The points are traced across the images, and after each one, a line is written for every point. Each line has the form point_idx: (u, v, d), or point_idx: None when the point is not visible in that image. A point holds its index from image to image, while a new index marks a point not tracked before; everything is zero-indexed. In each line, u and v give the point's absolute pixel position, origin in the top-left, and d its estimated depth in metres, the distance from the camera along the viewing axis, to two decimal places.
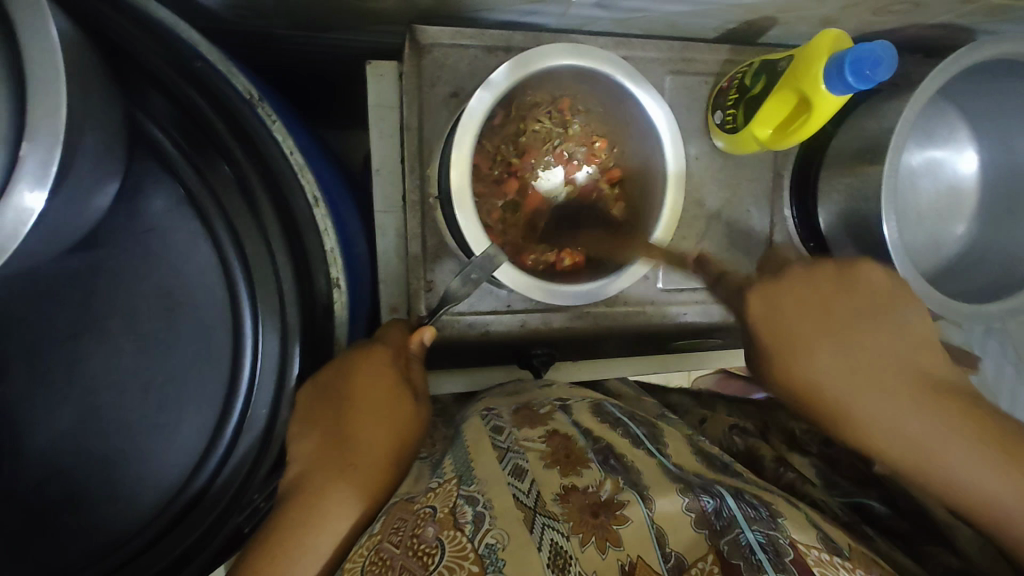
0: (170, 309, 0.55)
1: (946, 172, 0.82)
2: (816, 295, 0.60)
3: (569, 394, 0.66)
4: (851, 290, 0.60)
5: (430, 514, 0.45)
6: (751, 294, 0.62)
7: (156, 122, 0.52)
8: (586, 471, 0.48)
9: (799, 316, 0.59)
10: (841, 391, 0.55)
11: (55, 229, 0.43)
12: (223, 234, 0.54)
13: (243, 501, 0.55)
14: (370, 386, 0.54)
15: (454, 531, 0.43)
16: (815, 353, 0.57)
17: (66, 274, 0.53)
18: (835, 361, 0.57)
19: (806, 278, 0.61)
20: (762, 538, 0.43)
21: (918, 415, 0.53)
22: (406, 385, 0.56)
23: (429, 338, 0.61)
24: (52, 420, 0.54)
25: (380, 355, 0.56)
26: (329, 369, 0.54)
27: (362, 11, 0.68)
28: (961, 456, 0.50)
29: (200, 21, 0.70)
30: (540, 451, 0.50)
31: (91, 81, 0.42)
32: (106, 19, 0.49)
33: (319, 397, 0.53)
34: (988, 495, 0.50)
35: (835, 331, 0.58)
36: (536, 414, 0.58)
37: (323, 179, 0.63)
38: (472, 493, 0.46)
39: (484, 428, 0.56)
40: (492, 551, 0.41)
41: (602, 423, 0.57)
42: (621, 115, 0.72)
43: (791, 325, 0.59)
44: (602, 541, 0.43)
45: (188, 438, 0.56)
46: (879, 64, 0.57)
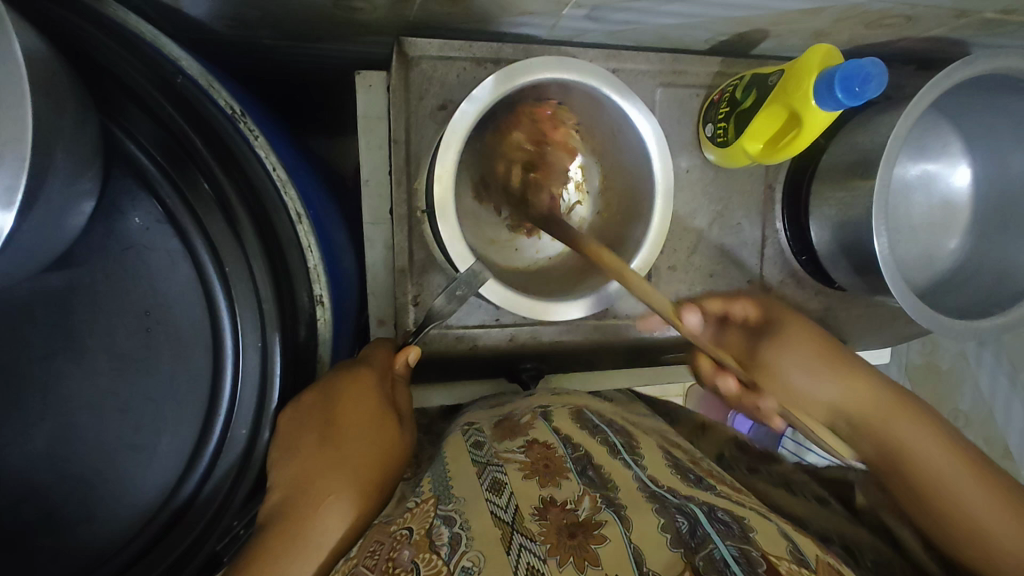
0: (149, 327, 0.54)
1: (939, 186, 0.82)
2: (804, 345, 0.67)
3: (549, 400, 0.65)
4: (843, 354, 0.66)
5: (406, 536, 0.44)
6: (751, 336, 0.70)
7: (134, 139, 0.51)
8: (565, 484, 0.48)
9: (788, 343, 0.68)
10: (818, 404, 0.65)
11: (26, 249, 0.42)
12: (202, 252, 0.53)
13: (221, 526, 0.54)
14: (354, 409, 0.53)
15: (429, 554, 0.42)
16: (790, 366, 0.67)
17: (42, 292, 0.52)
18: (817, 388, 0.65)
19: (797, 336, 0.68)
20: (736, 552, 0.42)
21: (919, 430, 0.58)
22: (391, 409, 0.56)
23: (415, 356, 0.61)
24: (28, 440, 0.53)
25: (367, 377, 0.56)
26: (312, 390, 0.54)
27: (348, 22, 0.68)
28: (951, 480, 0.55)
29: (186, 33, 0.70)
30: (518, 463, 0.50)
31: (65, 99, 0.42)
32: (83, 34, 0.48)
33: (298, 420, 0.52)
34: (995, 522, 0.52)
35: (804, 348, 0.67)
36: (517, 424, 0.58)
37: (308, 194, 0.63)
38: (449, 513, 0.45)
39: (464, 443, 0.56)
40: (466, 573, 0.39)
41: (580, 430, 0.57)
42: (612, 130, 0.71)
43: (780, 347, 0.68)
44: (581, 561, 0.41)
45: (165, 457, 0.55)
46: (868, 81, 0.57)
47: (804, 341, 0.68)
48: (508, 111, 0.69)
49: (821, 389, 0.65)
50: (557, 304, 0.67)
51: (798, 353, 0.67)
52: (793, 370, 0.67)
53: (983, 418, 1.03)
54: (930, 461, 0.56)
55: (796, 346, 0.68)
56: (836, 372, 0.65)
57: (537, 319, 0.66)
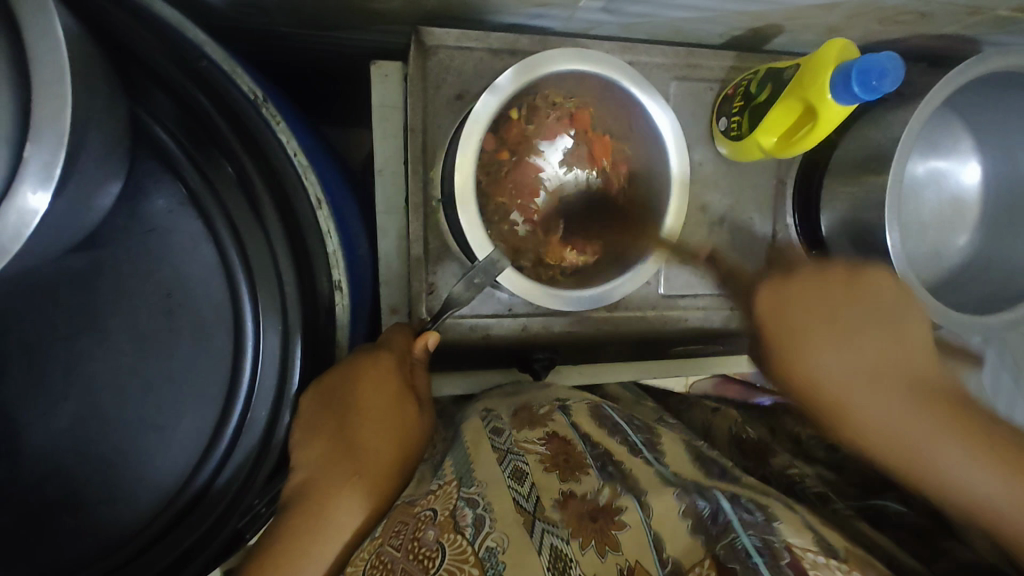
0: (171, 310, 0.55)
1: (949, 183, 0.82)
2: (830, 291, 0.64)
3: (567, 394, 0.66)
4: (867, 301, 0.63)
5: (430, 517, 0.44)
6: (761, 295, 0.66)
7: (159, 121, 0.52)
8: (586, 478, 0.48)
9: (810, 323, 0.62)
10: (833, 386, 0.60)
11: (57, 227, 0.42)
12: (224, 234, 0.54)
13: (241, 505, 0.54)
14: (377, 396, 0.53)
15: (454, 534, 0.42)
16: (829, 362, 0.61)
17: (66, 273, 0.53)
18: (844, 365, 0.60)
19: (817, 296, 0.63)
20: (758, 542, 0.43)
21: (962, 452, 0.54)
22: (411, 392, 0.56)
23: (433, 341, 0.61)
24: (50, 419, 0.54)
25: (387, 364, 0.55)
26: (336, 372, 0.54)
27: (367, 11, 0.68)
28: (952, 456, 0.54)
29: (204, 18, 0.70)
30: (539, 456, 0.50)
31: (95, 79, 0.42)
32: (111, 17, 0.49)
33: (321, 408, 0.53)
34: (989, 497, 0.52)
35: (853, 333, 0.62)
36: (536, 415, 0.58)
37: (325, 180, 0.63)
38: (472, 497, 0.46)
39: (483, 429, 0.56)
40: (492, 555, 0.41)
41: (601, 427, 0.57)
42: (629, 120, 0.71)
43: (800, 331, 0.62)
44: (601, 545, 0.43)
45: (186, 439, 0.56)
46: (886, 75, 0.57)
47: (824, 323, 0.62)
48: (528, 100, 0.69)
49: (865, 380, 0.59)
50: (573, 295, 0.67)
51: (837, 354, 0.61)
52: (837, 365, 0.60)
53: None
54: (874, 415, 0.58)
55: (823, 331, 0.62)
56: (885, 385, 0.58)
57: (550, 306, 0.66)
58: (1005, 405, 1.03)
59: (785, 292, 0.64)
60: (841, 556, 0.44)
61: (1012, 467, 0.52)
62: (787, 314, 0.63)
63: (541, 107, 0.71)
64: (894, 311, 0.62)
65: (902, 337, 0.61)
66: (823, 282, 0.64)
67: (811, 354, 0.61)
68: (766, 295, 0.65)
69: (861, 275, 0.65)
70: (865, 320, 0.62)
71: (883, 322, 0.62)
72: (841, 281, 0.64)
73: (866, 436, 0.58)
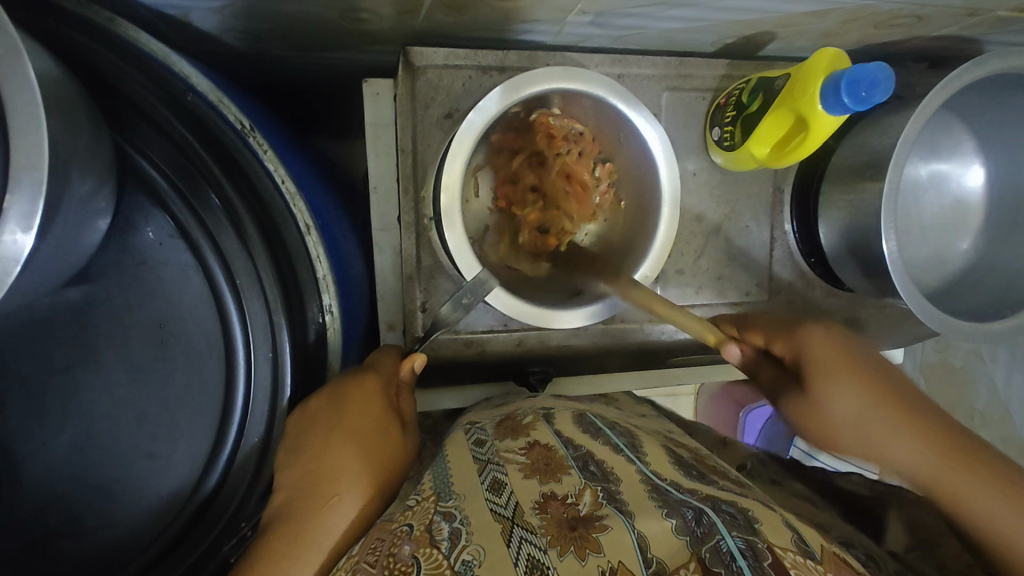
0: (163, 340, 0.56)
1: (951, 186, 0.81)
2: (834, 344, 0.57)
3: (554, 403, 0.66)
4: (840, 342, 0.57)
5: (406, 533, 0.44)
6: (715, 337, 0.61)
7: (146, 156, 0.53)
8: (566, 478, 0.48)
9: (823, 354, 0.56)
10: (843, 424, 0.54)
11: (45, 267, 0.43)
12: (214, 266, 0.55)
13: (232, 528, 0.56)
14: (364, 416, 0.55)
15: (430, 548, 0.42)
16: (846, 407, 0.54)
17: (60, 307, 0.54)
18: (845, 403, 0.54)
19: (840, 342, 0.57)
20: (742, 544, 0.42)
21: (997, 499, 0.50)
22: (394, 414, 0.57)
23: (421, 364, 0.63)
24: (49, 450, 0.55)
25: (372, 386, 0.57)
26: (320, 397, 0.55)
27: (352, 31, 0.69)
28: (971, 489, 0.51)
29: (196, 46, 0.71)
30: (518, 463, 0.50)
31: (79, 119, 0.43)
32: (95, 56, 0.50)
33: (302, 432, 0.53)
34: (993, 523, 0.50)
35: (844, 365, 0.55)
36: (518, 424, 0.59)
37: (316, 204, 0.63)
38: (449, 510, 0.46)
39: (466, 442, 0.57)
40: (468, 568, 0.40)
41: (584, 433, 0.57)
42: (614, 136, 0.71)
43: (820, 361, 0.56)
44: (581, 550, 0.41)
45: (182, 463, 0.57)
46: (875, 86, 0.56)
47: (852, 370, 0.54)
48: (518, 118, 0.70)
49: (875, 421, 0.53)
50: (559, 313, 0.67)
51: (859, 393, 0.53)
52: (848, 403, 0.54)
53: (999, 416, 1.03)
54: (901, 461, 0.52)
55: (846, 378, 0.54)
56: (852, 367, 0.55)
57: (546, 326, 0.66)
58: (1018, 405, 1.01)
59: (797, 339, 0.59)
60: (818, 558, 0.44)
61: None
62: (820, 383, 0.55)
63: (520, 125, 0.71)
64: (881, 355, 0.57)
65: (827, 404, 0.55)
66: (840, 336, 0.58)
67: (833, 398, 0.54)
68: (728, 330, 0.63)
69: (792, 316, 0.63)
70: (878, 396, 0.53)
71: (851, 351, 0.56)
72: (877, 367, 0.55)
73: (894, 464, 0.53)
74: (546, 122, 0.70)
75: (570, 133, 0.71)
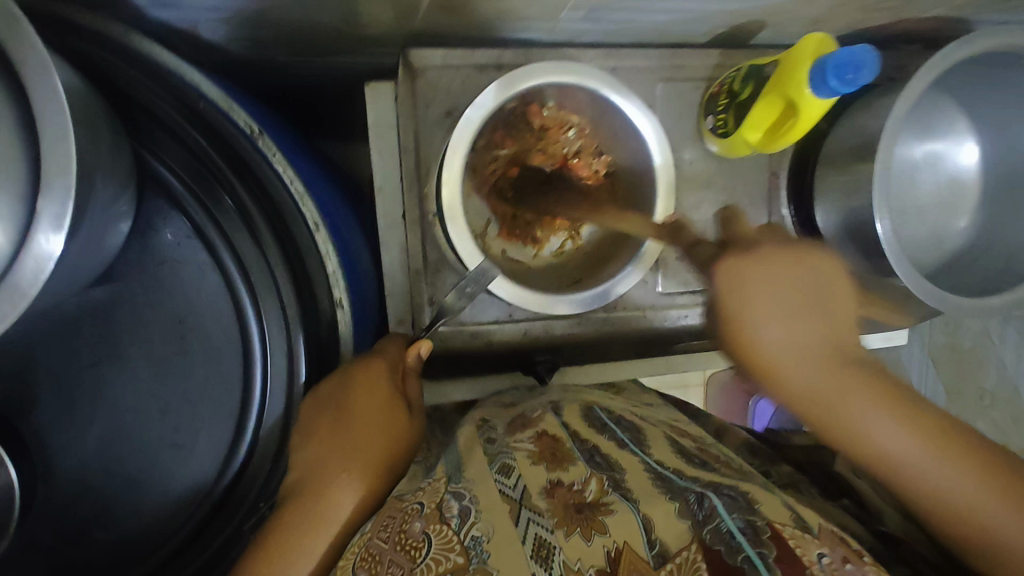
0: (184, 337, 0.59)
1: (946, 165, 0.82)
2: (786, 274, 0.55)
3: (560, 395, 0.69)
4: (808, 277, 0.56)
5: (417, 510, 0.47)
6: (719, 273, 0.56)
7: (162, 161, 0.56)
8: (572, 467, 0.50)
9: (763, 298, 0.54)
10: (782, 358, 0.53)
11: (73, 267, 0.46)
12: (230, 265, 0.57)
13: (250, 506, 0.59)
14: (370, 400, 0.56)
15: (440, 525, 0.44)
16: (776, 333, 0.53)
17: (86, 307, 0.57)
18: (781, 337, 0.53)
19: (773, 262, 0.56)
20: (743, 524, 0.42)
21: (883, 426, 0.49)
22: (401, 399, 0.58)
23: (426, 350, 0.63)
24: (80, 443, 0.58)
25: (379, 370, 0.58)
26: (328, 382, 0.57)
27: (353, 35, 0.71)
28: (877, 421, 0.49)
29: (204, 55, 0.74)
30: (527, 451, 0.52)
31: (99, 127, 0.45)
32: (114, 69, 0.53)
33: (313, 416, 0.56)
34: (899, 460, 0.49)
35: (796, 309, 0.54)
36: (528, 419, 0.60)
37: (325, 203, 0.66)
38: (459, 490, 0.48)
39: (477, 437, 0.59)
40: (477, 543, 0.43)
41: (588, 428, 0.59)
42: (611, 129, 0.73)
43: (750, 300, 0.54)
44: (586, 530, 0.43)
45: (203, 454, 0.59)
46: (861, 68, 0.58)
47: (773, 290, 0.54)
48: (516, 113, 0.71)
49: (807, 357, 0.52)
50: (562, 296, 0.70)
51: (787, 328, 0.53)
52: (780, 337, 0.53)
53: None
54: (803, 376, 0.52)
55: (772, 295, 0.54)
56: (799, 310, 0.54)
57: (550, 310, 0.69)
58: None
59: (747, 272, 0.55)
60: (816, 533, 0.43)
61: (926, 430, 0.49)
62: (731, 293, 0.55)
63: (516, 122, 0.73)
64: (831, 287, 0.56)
65: (751, 322, 0.54)
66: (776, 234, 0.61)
67: (758, 303, 0.54)
68: (724, 275, 0.55)
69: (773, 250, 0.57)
70: (794, 290, 0.55)
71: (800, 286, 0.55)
72: (824, 299, 0.55)
73: (794, 392, 0.52)
74: (539, 115, 0.72)
75: (563, 124, 0.74)
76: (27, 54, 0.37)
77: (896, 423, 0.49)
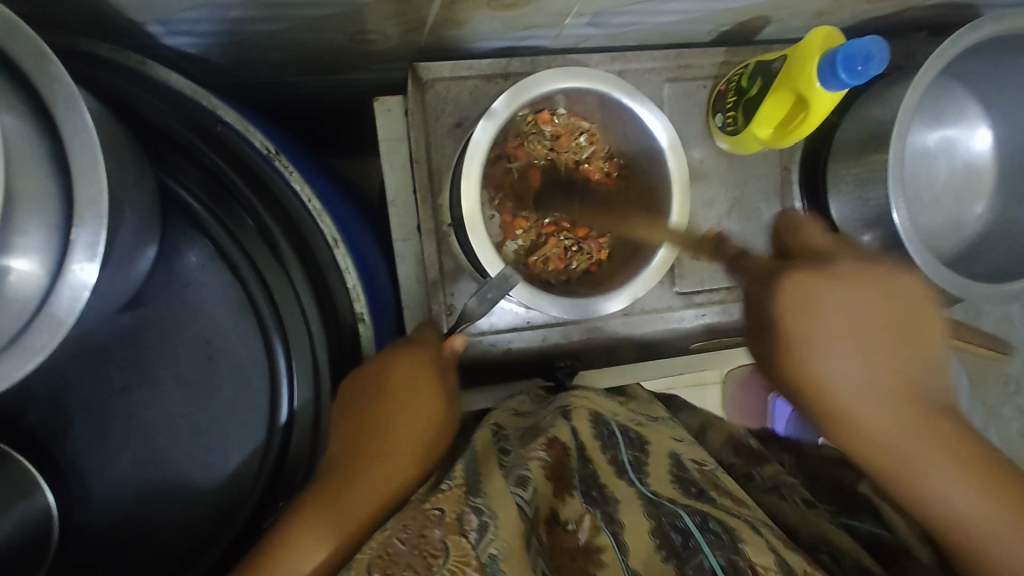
0: (211, 358, 0.60)
1: (961, 151, 0.81)
2: (867, 298, 0.53)
3: (569, 398, 0.66)
4: (891, 301, 0.54)
5: (438, 517, 0.47)
6: (786, 288, 0.54)
7: (183, 185, 0.57)
8: (570, 501, 0.52)
9: (833, 327, 0.52)
10: (844, 385, 0.51)
11: (103, 295, 0.47)
12: (253, 283, 0.58)
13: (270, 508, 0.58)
14: (413, 383, 0.58)
15: (459, 536, 0.45)
16: (843, 363, 0.51)
17: (115, 333, 0.58)
18: (853, 366, 0.51)
19: (858, 278, 0.54)
20: (724, 562, 0.45)
21: (954, 476, 0.47)
22: (443, 381, 0.60)
23: (460, 344, 0.64)
24: (113, 466, 0.59)
25: (422, 359, 0.60)
26: (372, 363, 0.58)
27: (362, 52, 0.72)
28: (945, 472, 0.47)
29: (216, 79, 0.75)
30: (542, 462, 0.53)
31: (124, 156, 0.47)
32: (134, 98, 0.54)
33: (355, 398, 0.57)
34: (969, 511, 0.46)
35: (870, 338, 0.52)
36: (539, 426, 0.60)
37: (341, 220, 0.67)
38: (480, 505, 0.47)
39: (492, 444, 0.57)
40: (494, 561, 0.43)
41: (596, 441, 0.59)
42: (623, 131, 0.73)
43: (816, 328, 0.52)
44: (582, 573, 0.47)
45: (233, 472, 0.60)
46: (870, 59, 0.58)
47: (845, 319, 0.52)
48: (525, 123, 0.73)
49: (878, 392, 0.50)
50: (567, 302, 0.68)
51: (862, 356, 0.51)
52: (849, 366, 0.51)
53: None
54: (864, 410, 0.50)
55: (842, 330, 0.52)
56: (871, 342, 0.52)
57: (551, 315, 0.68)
58: None
59: (831, 291, 0.53)
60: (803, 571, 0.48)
61: (1003, 492, 0.46)
62: (805, 311, 0.53)
63: (522, 130, 0.73)
64: (918, 315, 0.54)
65: (820, 351, 0.52)
66: (860, 253, 0.57)
67: (824, 331, 0.52)
68: (796, 282, 0.54)
69: (841, 270, 0.55)
70: (879, 322, 0.53)
71: (885, 315, 0.53)
72: (909, 333, 0.53)
73: (863, 434, 0.50)
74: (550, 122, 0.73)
75: (575, 129, 0.75)
76: (55, 89, 0.38)
77: (947, 461, 0.47)
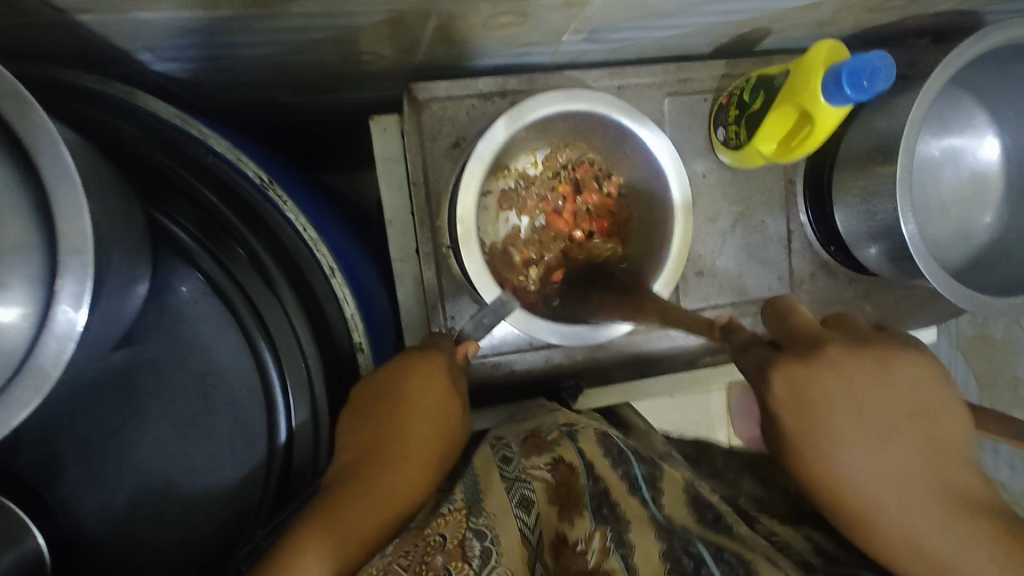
0: (206, 393, 0.58)
1: (968, 160, 0.79)
2: (871, 389, 0.52)
3: (575, 418, 0.65)
4: (895, 385, 0.53)
5: (439, 543, 0.45)
6: (780, 376, 0.53)
7: (174, 220, 0.55)
8: (579, 520, 0.51)
9: (841, 425, 0.52)
10: (861, 490, 0.51)
11: (93, 337, 0.46)
12: (247, 316, 0.57)
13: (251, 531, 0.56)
14: (425, 392, 0.58)
15: (462, 563, 0.44)
16: (856, 464, 0.51)
17: (107, 372, 0.57)
18: (869, 467, 0.51)
19: (854, 370, 0.53)
20: None
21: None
22: (454, 390, 0.60)
23: (473, 351, 0.64)
24: (108, 507, 0.58)
25: (436, 364, 0.60)
26: (387, 369, 0.58)
27: (355, 73, 0.71)
28: (985, 571, 0.48)
29: (206, 103, 0.74)
30: (545, 483, 0.53)
31: (112, 194, 0.45)
32: (118, 131, 0.53)
33: (367, 405, 0.56)
34: None
35: (885, 432, 0.52)
36: (543, 440, 0.59)
37: (338, 246, 0.65)
38: (481, 527, 0.47)
39: (492, 458, 0.57)
40: None
41: (605, 457, 0.57)
42: (620, 149, 0.72)
43: (822, 423, 0.52)
44: None
45: (232, 510, 0.59)
46: (876, 75, 0.57)
47: (851, 418, 0.52)
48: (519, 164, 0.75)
49: (898, 491, 0.51)
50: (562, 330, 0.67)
51: (876, 458, 0.51)
52: (864, 473, 0.51)
53: None
54: (891, 513, 0.51)
55: (851, 424, 0.52)
56: (883, 439, 0.51)
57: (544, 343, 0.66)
58: None
59: (832, 378, 0.52)
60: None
61: None
62: (815, 410, 0.52)
63: (515, 151, 0.72)
64: (930, 399, 0.53)
65: (831, 452, 0.52)
66: (859, 342, 0.55)
67: (832, 433, 0.52)
68: (823, 381, 0.52)
69: (845, 357, 0.53)
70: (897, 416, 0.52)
71: (892, 404, 0.52)
72: (920, 411, 0.52)
73: (886, 532, 0.51)
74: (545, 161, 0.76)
75: (570, 159, 0.76)
76: (37, 133, 0.37)
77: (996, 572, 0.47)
